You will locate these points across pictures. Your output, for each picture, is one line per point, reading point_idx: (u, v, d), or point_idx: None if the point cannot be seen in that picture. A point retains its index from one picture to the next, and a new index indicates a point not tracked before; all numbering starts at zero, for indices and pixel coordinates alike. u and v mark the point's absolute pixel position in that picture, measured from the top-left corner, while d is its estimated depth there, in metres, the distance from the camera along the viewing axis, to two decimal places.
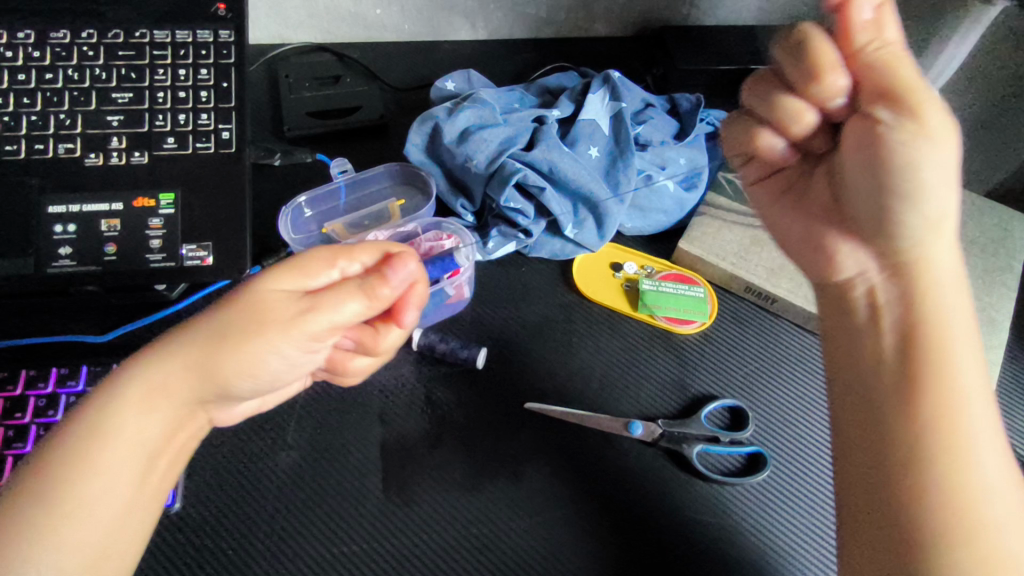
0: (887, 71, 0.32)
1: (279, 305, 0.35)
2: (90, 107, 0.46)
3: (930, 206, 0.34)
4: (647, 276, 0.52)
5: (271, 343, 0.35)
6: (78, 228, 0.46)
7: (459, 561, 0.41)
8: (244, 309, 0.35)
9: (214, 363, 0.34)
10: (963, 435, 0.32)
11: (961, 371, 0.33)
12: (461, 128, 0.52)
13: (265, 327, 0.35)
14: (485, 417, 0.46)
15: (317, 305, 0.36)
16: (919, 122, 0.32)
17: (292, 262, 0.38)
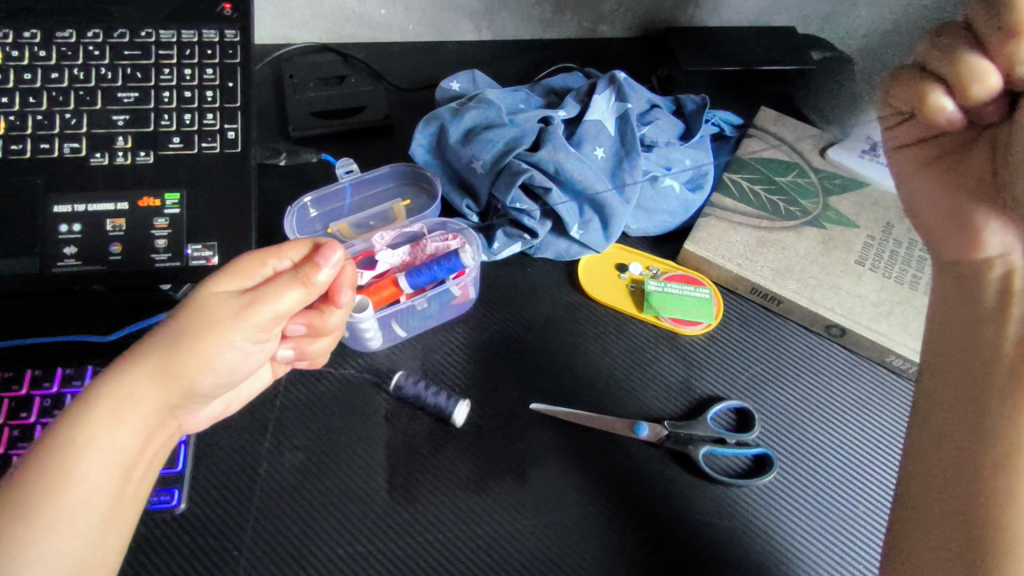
0: None
1: (220, 306, 0.35)
2: (96, 106, 0.46)
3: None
4: (653, 276, 0.52)
5: (223, 339, 0.35)
6: (83, 227, 0.46)
7: (465, 563, 0.41)
8: (184, 317, 0.35)
9: (174, 371, 0.34)
10: None
11: None
12: (468, 128, 0.52)
13: (213, 328, 0.35)
14: (491, 418, 0.46)
15: (255, 300, 0.36)
16: None
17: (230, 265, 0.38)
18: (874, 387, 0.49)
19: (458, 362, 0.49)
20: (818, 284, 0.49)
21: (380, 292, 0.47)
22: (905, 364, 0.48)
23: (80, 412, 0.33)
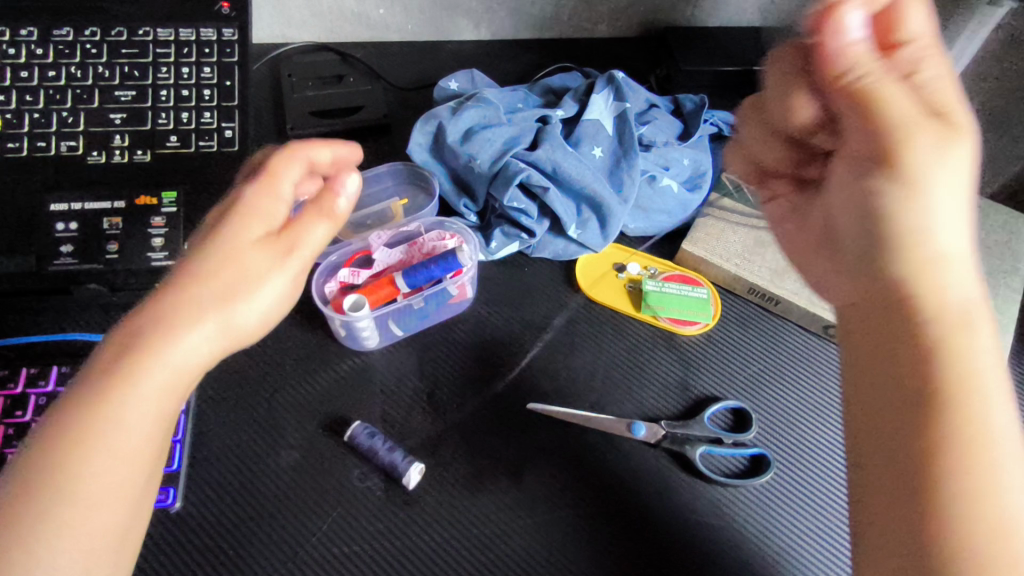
0: (873, 110, 0.32)
1: (254, 253, 0.34)
2: (93, 105, 0.46)
3: (920, 252, 0.33)
4: (650, 276, 0.52)
5: (265, 287, 0.34)
6: (80, 225, 0.46)
7: (461, 562, 0.41)
8: (214, 259, 0.33)
9: (227, 324, 0.33)
10: (985, 476, 0.30)
11: (994, 417, 0.31)
12: (465, 128, 0.52)
13: (254, 275, 0.34)
14: (488, 417, 0.46)
15: (293, 244, 0.35)
16: (906, 176, 0.32)
17: (243, 205, 0.35)
18: None
19: (454, 361, 0.48)
20: None
21: (377, 292, 0.47)
22: None
23: (118, 358, 0.31)
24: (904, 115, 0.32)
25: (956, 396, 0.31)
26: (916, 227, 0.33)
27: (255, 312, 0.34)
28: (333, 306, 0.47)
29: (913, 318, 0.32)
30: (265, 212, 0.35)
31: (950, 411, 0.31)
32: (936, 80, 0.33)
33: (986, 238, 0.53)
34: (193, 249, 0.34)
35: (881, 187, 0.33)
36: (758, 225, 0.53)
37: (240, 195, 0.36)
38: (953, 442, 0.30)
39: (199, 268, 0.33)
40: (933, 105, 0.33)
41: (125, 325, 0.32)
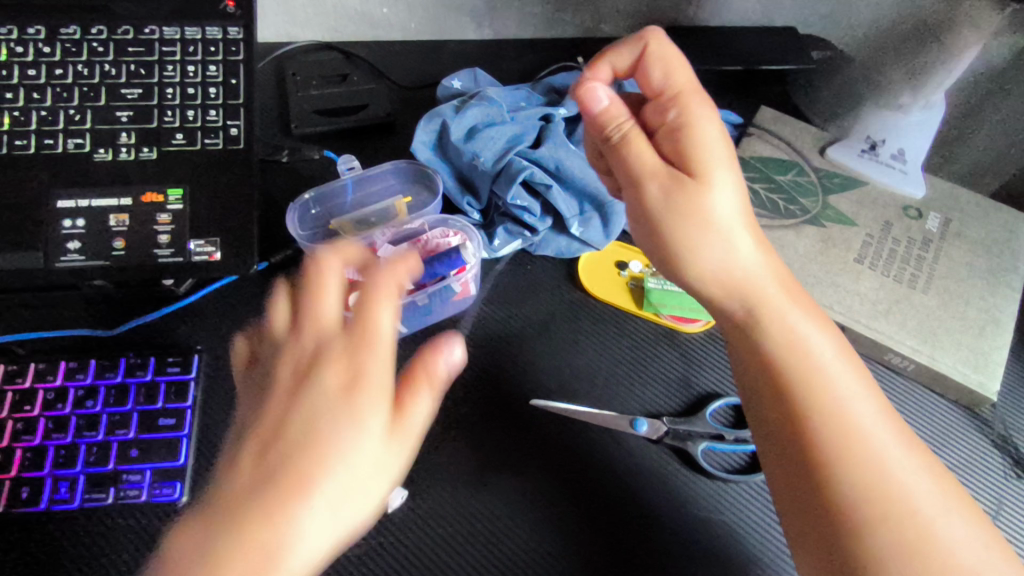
0: (636, 156, 0.40)
1: (328, 419, 0.34)
2: (100, 102, 0.46)
3: (699, 263, 0.41)
4: (652, 274, 0.52)
5: (359, 421, 0.34)
6: (87, 222, 0.46)
7: (463, 556, 0.41)
8: (300, 446, 0.34)
9: (329, 441, 0.34)
10: (860, 451, 0.36)
11: (845, 401, 0.38)
12: (468, 126, 0.52)
13: (347, 446, 0.34)
14: (491, 413, 0.46)
15: (369, 334, 0.36)
16: (702, 203, 0.39)
17: (308, 399, 0.35)
18: None
19: None
20: (816, 281, 0.50)
21: None
22: (903, 361, 0.48)
23: (222, 546, 0.31)
24: (646, 165, 0.40)
25: (802, 401, 0.38)
26: (675, 252, 0.41)
27: (375, 411, 0.34)
28: None
29: (749, 338, 0.40)
30: (345, 375, 0.35)
31: (806, 405, 0.37)
32: (709, 130, 0.40)
33: (986, 237, 0.53)
34: (268, 450, 0.34)
35: (658, 224, 0.40)
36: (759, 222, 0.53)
37: (307, 388, 0.36)
38: (822, 443, 0.37)
39: (294, 455, 0.33)
40: (679, 154, 0.40)
41: (210, 517, 0.33)
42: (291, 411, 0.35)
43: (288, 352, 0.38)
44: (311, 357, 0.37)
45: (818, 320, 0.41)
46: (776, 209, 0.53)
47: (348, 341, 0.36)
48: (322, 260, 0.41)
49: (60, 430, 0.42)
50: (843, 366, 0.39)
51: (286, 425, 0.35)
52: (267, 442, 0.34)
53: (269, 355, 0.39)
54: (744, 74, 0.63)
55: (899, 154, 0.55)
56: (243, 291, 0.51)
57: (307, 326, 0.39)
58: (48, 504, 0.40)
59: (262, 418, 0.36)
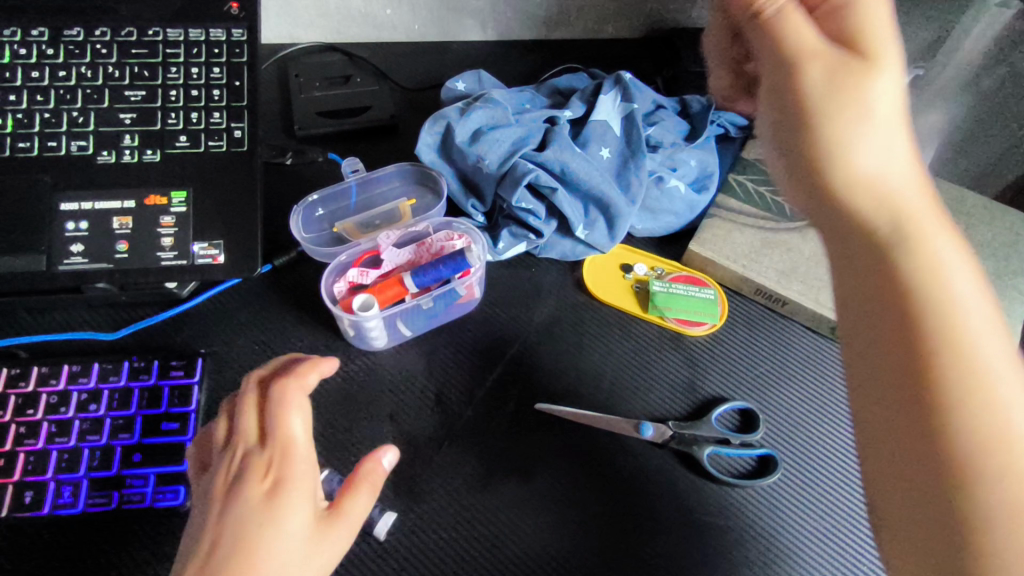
0: (794, 33, 0.34)
1: (242, 508, 0.33)
2: (103, 104, 0.46)
3: (858, 156, 0.32)
4: (657, 277, 0.52)
5: (282, 506, 0.33)
6: (90, 225, 0.46)
7: (469, 561, 0.41)
8: (232, 548, 0.32)
9: (260, 521, 0.33)
10: (1004, 414, 0.28)
11: (988, 350, 0.29)
12: (473, 128, 0.52)
13: (269, 526, 0.33)
14: (496, 417, 0.46)
15: (279, 477, 0.34)
16: (866, 84, 0.33)
17: (224, 489, 0.34)
18: None
19: (462, 361, 0.49)
20: (822, 285, 0.50)
21: (385, 291, 0.47)
22: None
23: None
24: (806, 48, 0.33)
25: (937, 336, 0.29)
26: (826, 148, 0.33)
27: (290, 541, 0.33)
28: (341, 305, 0.47)
29: (887, 256, 0.31)
30: (265, 477, 0.34)
31: (954, 341, 0.29)
32: (880, 16, 0.34)
33: (993, 239, 0.53)
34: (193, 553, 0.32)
35: (805, 97, 0.33)
36: (764, 226, 0.52)
37: (222, 481, 0.35)
38: (951, 377, 0.29)
39: (225, 557, 0.31)
40: (844, 37, 0.34)
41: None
42: (224, 516, 0.33)
43: (219, 467, 0.36)
44: (233, 467, 0.35)
45: (970, 248, 0.32)
46: (782, 211, 0.53)
47: (270, 449, 0.35)
48: (258, 388, 0.38)
49: (63, 434, 0.42)
50: (990, 306, 0.30)
51: (221, 531, 0.33)
52: (205, 554, 0.32)
53: (200, 484, 0.37)
54: None
55: None
56: (246, 293, 0.50)
57: (234, 441, 0.36)
58: (51, 509, 0.40)
59: (197, 535, 0.33)
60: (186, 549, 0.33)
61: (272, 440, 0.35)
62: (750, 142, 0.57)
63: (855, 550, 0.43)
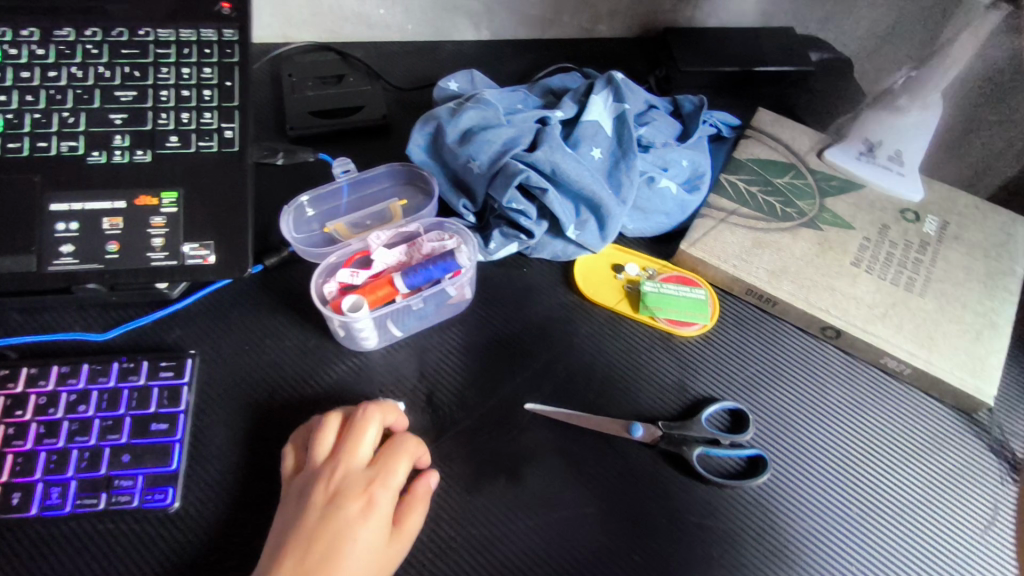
0: None
1: (341, 520, 0.39)
2: (93, 105, 0.46)
3: None
4: (648, 277, 0.52)
5: (368, 532, 0.38)
6: (80, 226, 0.46)
7: (458, 561, 0.41)
8: (324, 553, 0.37)
9: (349, 540, 0.38)
10: None
11: None
12: (464, 129, 0.51)
13: (355, 543, 0.38)
14: (486, 417, 0.46)
15: (372, 503, 0.39)
16: None
17: (326, 498, 0.40)
18: (872, 392, 0.49)
19: (453, 361, 0.49)
20: (813, 285, 0.50)
21: (375, 292, 0.47)
22: (900, 365, 0.48)
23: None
24: None
25: None
26: None
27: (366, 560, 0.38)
28: (331, 306, 0.46)
29: None
30: (361, 499, 0.39)
31: None
32: None
33: (984, 239, 0.53)
34: (289, 540, 0.38)
35: None
36: (755, 226, 0.52)
37: (325, 488, 0.40)
38: None
39: (319, 561, 0.37)
40: None
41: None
42: (325, 524, 0.38)
43: (320, 473, 0.41)
44: (333, 482, 0.40)
45: None
46: (773, 212, 0.53)
47: (370, 478, 0.40)
48: (365, 415, 0.43)
49: (52, 435, 0.41)
50: None
51: (317, 536, 0.38)
52: (302, 552, 0.37)
53: (291, 482, 0.41)
54: (741, 75, 0.63)
55: (897, 155, 0.54)
56: (237, 294, 0.50)
57: (338, 457, 0.41)
58: (39, 510, 0.40)
59: (294, 531, 0.38)
60: (282, 540, 0.38)
61: (375, 471, 0.41)
62: (741, 142, 0.57)
63: (849, 552, 0.43)
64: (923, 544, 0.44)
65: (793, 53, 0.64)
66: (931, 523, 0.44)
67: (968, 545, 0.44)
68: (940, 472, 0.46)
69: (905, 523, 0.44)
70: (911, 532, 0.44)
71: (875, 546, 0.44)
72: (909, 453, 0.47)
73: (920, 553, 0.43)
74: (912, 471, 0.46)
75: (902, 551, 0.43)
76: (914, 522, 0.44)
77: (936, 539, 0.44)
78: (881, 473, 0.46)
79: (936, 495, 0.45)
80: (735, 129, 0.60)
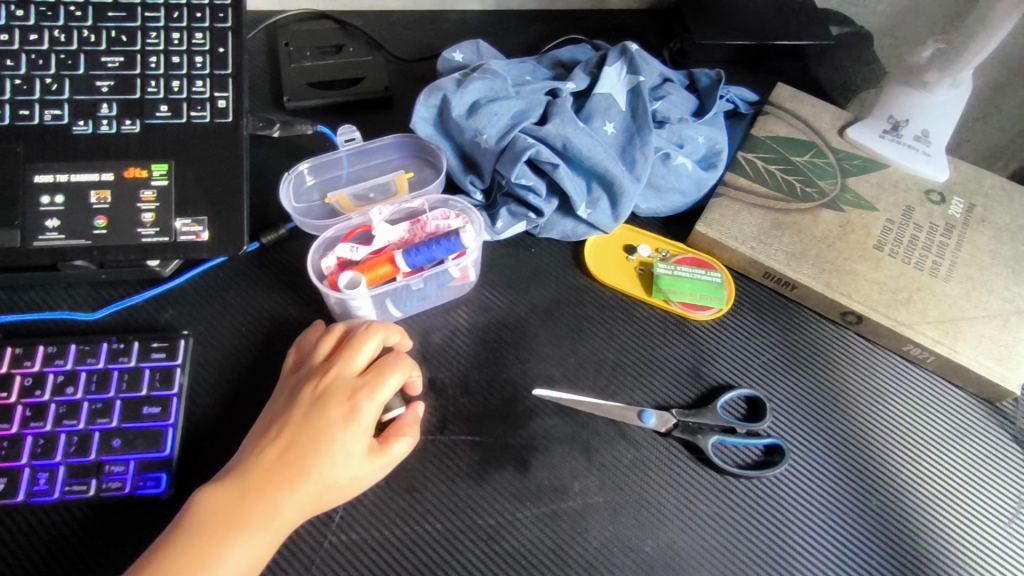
0: None
1: (320, 421, 0.38)
2: (78, 71, 0.43)
3: None
4: (662, 259, 0.50)
5: (343, 438, 0.37)
6: (66, 199, 0.43)
7: (462, 552, 0.40)
8: (302, 446, 0.37)
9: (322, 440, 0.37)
10: None
11: None
12: (471, 101, 0.49)
13: (327, 445, 0.37)
14: (492, 403, 0.44)
15: (354, 409, 0.38)
16: None
17: (311, 398, 0.39)
18: (891, 375, 0.48)
19: (459, 345, 0.47)
20: (835, 269, 0.48)
21: (375, 270, 0.44)
22: (923, 352, 0.47)
23: (223, 519, 0.34)
24: None
25: None
26: None
27: (337, 465, 0.37)
28: (328, 282, 0.44)
29: None
30: (345, 404, 0.38)
31: None
32: None
33: (1012, 222, 0.50)
34: (269, 435, 0.38)
35: None
36: (774, 207, 0.50)
37: (313, 389, 0.39)
38: None
39: (296, 454, 0.37)
40: None
41: (225, 485, 0.35)
42: (309, 420, 0.38)
43: (313, 376, 0.40)
44: (323, 385, 0.39)
45: None
46: (792, 191, 0.51)
47: (356, 387, 0.39)
48: (367, 329, 0.42)
49: (38, 418, 0.40)
50: None
51: (299, 432, 0.38)
52: (282, 443, 0.37)
53: (291, 382, 0.41)
54: (758, 49, 0.60)
55: (924, 135, 0.51)
56: (233, 272, 0.48)
57: (332, 362, 0.40)
58: (25, 496, 0.38)
59: (281, 423, 0.38)
60: (269, 430, 0.38)
61: (363, 381, 0.39)
62: (760, 119, 0.54)
63: (861, 539, 0.42)
64: (939, 539, 0.42)
65: (812, 27, 0.61)
66: (951, 519, 0.43)
67: (986, 537, 0.42)
68: (961, 467, 0.45)
69: (923, 517, 0.43)
70: (929, 526, 0.43)
71: (888, 540, 0.42)
72: (929, 446, 0.45)
73: (933, 539, 0.42)
74: (932, 463, 0.45)
75: (917, 545, 0.42)
76: (932, 516, 0.43)
77: (956, 536, 0.42)
78: (901, 465, 0.44)
79: (955, 491, 0.44)
80: (753, 105, 0.57)
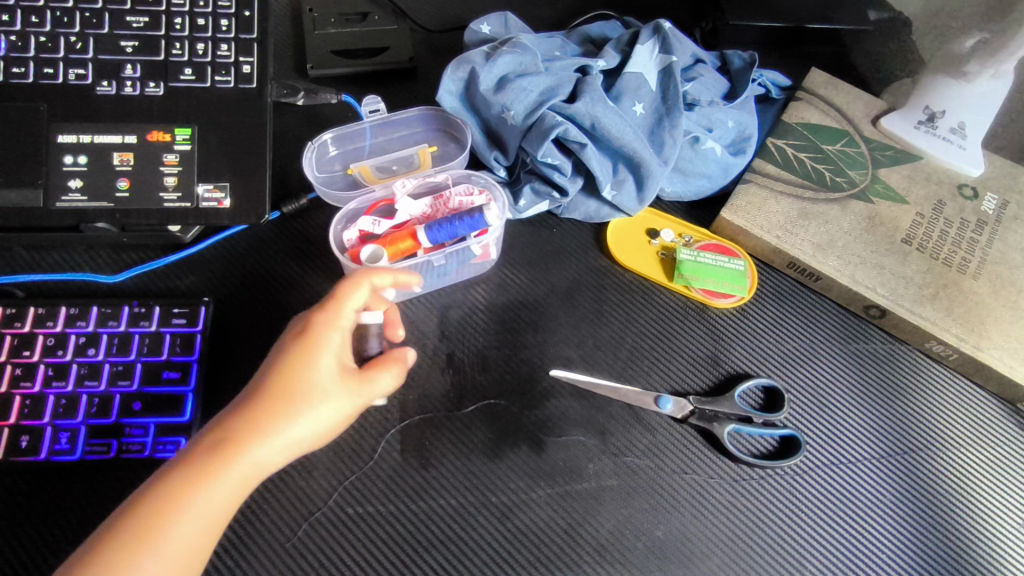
0: None
1: (280, 350, 0.37)
2: (103, 30, 0.42)
3: None
4: (685, 245, 0.49)
5: (298, 352, 0.36)
6: (89, 159, 0.43)
7: (476, 527, 0.40)
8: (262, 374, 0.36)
9: (278, 360, 0.36)
10: None
11: None
12: (499, 75, 0.47)
13: (283, 363, 0.35)
14: (508, 382, 0.44)
15: (307, 326, 0.37)
16: None
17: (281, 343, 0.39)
18: (910, 372, 0.47)
19: (476, 323, 0.47)
20: (861, 261, 0.47)
21: (396, 244, 0.44)
22: (946, 350, 0.46)
23: (190, 455, 0.32)
24: None
25: None
26: None
27: (292, 376, 0.35)
28: (350, 255, 0.44)
29: None
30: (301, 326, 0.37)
31: None
32: None
33: None
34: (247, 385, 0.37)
35: None
36: (802, 195, 0.49)
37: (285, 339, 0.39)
38: None
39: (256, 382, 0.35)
40: None
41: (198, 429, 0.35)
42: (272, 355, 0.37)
43: None
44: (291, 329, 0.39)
45: None
46: (822, 180, 0.49)
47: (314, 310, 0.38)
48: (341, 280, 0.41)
49: (61, 378, 0.40)
50: None
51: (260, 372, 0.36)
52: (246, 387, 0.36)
53: None
54: (793, 32, 0.59)
55: (960, 127, 0.49)
56: (253, 241, 0.48)
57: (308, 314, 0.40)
58: (48, 455, 0.39)
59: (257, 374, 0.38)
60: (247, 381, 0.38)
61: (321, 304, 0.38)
62: (791, 104, 0.53)
63: (856, 536, 0.42)
64: (933, 541, 0.42)
65: (850, 11, 0.59)
66: (955, 523, 0.43)
67: (987, 544, 0.42)
68: (972, 472, 0.44)
69: (923, 518, 0.43)
70: (928, 529, 0.43)
71: (881, 535, 0.42)
72: (940, 447, 0.45)
73: (932, 543, 0.42)
74: (940, 465, 0.44)
75: (908, 543, 0.42)
76: (931, 519, 0.43)
77: (957, 541, 0.42)
78: (908, 463, 0.44)
79: (962, 496, 0.43)
80: (786, 91, 0.55)
